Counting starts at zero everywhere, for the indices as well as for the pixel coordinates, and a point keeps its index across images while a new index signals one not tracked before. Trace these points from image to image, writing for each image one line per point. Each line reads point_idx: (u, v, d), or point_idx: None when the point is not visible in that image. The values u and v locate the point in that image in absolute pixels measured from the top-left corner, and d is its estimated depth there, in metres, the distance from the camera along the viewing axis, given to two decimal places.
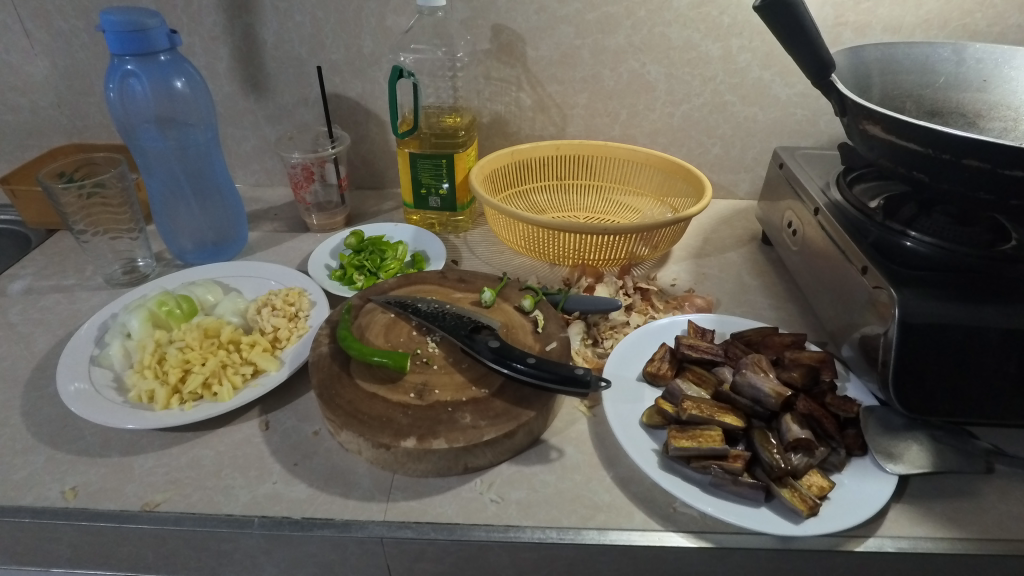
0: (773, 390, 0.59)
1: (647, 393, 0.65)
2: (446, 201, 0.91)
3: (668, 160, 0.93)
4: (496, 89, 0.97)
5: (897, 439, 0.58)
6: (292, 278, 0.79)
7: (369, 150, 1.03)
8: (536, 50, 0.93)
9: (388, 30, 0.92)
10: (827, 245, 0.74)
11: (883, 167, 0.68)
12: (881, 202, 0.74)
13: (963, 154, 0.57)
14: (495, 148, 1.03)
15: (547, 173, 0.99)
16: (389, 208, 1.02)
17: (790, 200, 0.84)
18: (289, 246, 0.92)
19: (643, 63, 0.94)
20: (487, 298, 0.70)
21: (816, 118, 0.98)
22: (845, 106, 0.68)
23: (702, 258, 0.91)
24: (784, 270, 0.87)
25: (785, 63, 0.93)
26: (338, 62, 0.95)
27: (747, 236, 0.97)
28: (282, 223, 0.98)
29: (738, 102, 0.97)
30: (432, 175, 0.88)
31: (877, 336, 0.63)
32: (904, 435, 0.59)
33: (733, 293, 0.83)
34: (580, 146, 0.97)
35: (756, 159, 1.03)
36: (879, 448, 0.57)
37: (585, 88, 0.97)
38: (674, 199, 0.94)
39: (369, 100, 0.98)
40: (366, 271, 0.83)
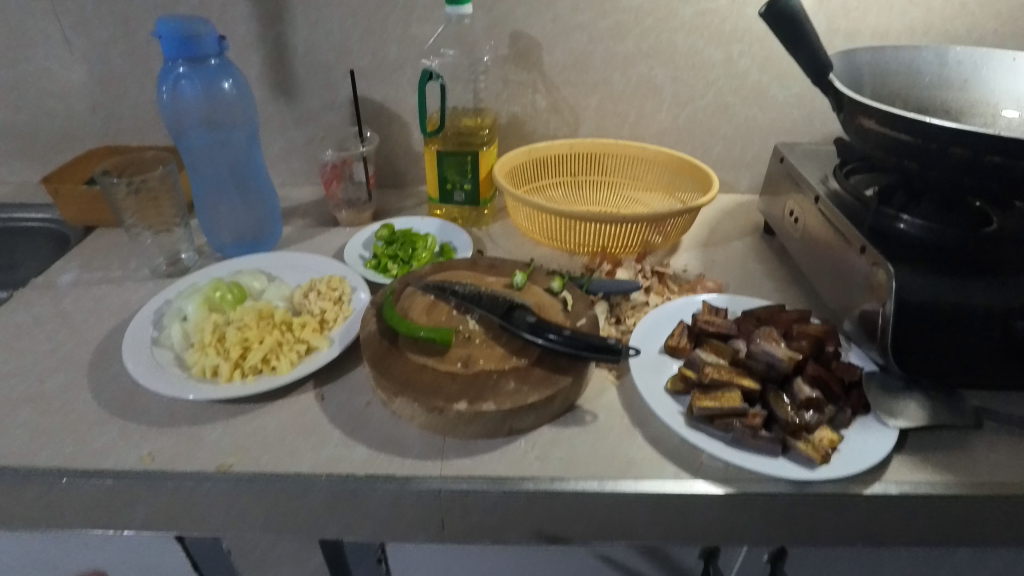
0: (785, 355, 0.65)
1: (669, 364, 0.71)
2: (469, 196, 0.97)
3: (675, 156, 1.00)
4: (513, 92, 1.03)
5: (897, 399, 0.65)
6: (330, 267, 0.85)
7: (391, 151, 1.09)
8: (551, 56, 1.00)
9: (413, 37, 0.98)
10: (827, 230, 0.81)
11: (877, 158, 0.75)
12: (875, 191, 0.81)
13: (948, 143, 0.64)
14: (511, 148, 1.09)
15: (561, 171, 1.06)
16: (412, 205, 1.08)
17: (792, 191, 0.91)
18: (322, 240, 0.97)
19: (651, 67, 1.01)
20: (518, 281, 0.76)
21: (811, 118, 1.05)
22: (841, 103, 0.75)
23: (709, 247, 0.98)
24: (786, 256, 0.94)
25: (782, 66, 1.00)
26: (365, 67, 1.01)
27: (749, 227, 1.04)
28: (312, 219, 1.03)
29: (739, 103, 1.04)
30: (457, 172, 0.94)
31: (874, 312, 0.70)
32: (903, 396, 0.66)
33: (740, 278, 0.90)
34: (593, 145, 1.04)
35: (755, 157, 1.10)
36: (881, 406, 0.64)
37: (597, 91, 1.03)
38: (682, 193, 1.00)
39: (393, 103, 1.04)
40: (398, 261, 0.88)
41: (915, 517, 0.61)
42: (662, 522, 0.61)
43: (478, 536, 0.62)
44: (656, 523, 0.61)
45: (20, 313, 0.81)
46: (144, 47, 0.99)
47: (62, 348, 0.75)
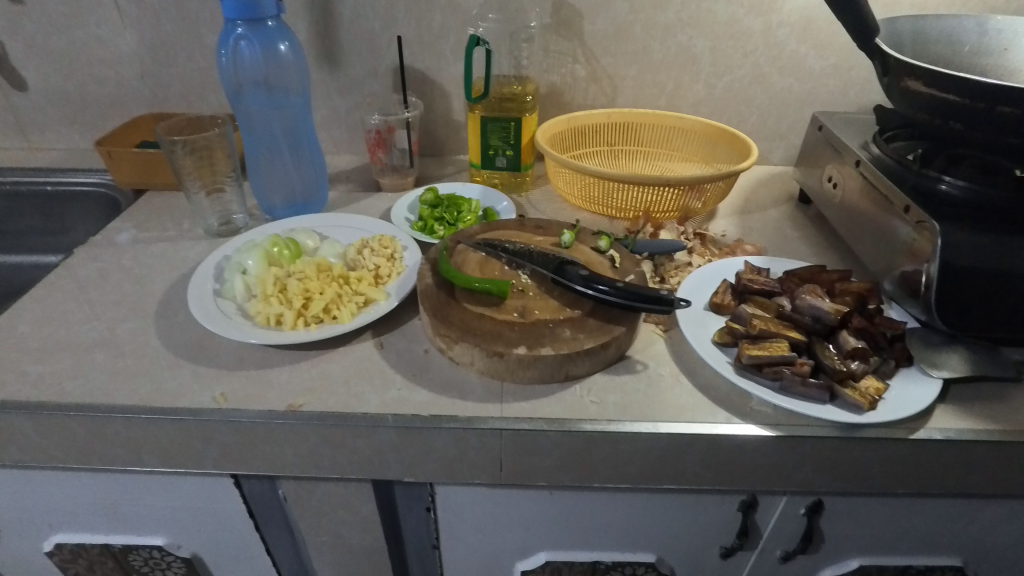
0: (832, 308, 0.67)
1: (715, 320, 0.73)
2: (511, 162, 0.99)
3: (712, 125, 1.01)
4: (553, 61, 1.05)
5: (939, 352, 0.67)
6: (380, 227, 0.87)
7: (432, 120, 1.11)
8: (592, 25, 1.01)
9: (457, 6, 0.99)
10: (868, 194, 0.83)
11: (921, 122, 0.77)
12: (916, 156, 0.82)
13: (995, 102, 0.66)
14: (549, 117, 1.11)
15: (599, 140, 1.08)
16: (451, 172, 1.10)
17: (831, 159, 0.93)
18: (367, 204, 0.99)
19: (690, 37, 1.02)
20: (567, 239, 0.78)
21: (847, 89, 1.06)
22: (888, 67, 0.76)
23: (746, 215, 1.00)
24: (823, 224, 0.96)
25: (821, 36, 1.01)
26: (408, 35, 1.03)
27: (784, 197, 1.06)
28: (355, 185, 1.05)
29: (776, 73, 1.05)
30: (500, 138, 0.96)
31: (917, 271, 0.71)
32: (944, 349, 0.68)
33: (778, 243, 0.92)
34: (631, 114, 1.06)
35: (790, 128, 1.11)
36: (924, 358, 0.66)
37: (636, 61, 1.05)
38: (719, 162, 1.02)
39: (435, 72, 1.06)
40: (444, 223, 0.91)
41: (956, 463, 0.63)
42: (712, 465, 0.64)
43: (535, 477, 0.65)
44: (706, 465, 0.64)
45: (84, 268, 0.84)
46: (194, 14, 1.01)
47: (128, 299, 0.78)
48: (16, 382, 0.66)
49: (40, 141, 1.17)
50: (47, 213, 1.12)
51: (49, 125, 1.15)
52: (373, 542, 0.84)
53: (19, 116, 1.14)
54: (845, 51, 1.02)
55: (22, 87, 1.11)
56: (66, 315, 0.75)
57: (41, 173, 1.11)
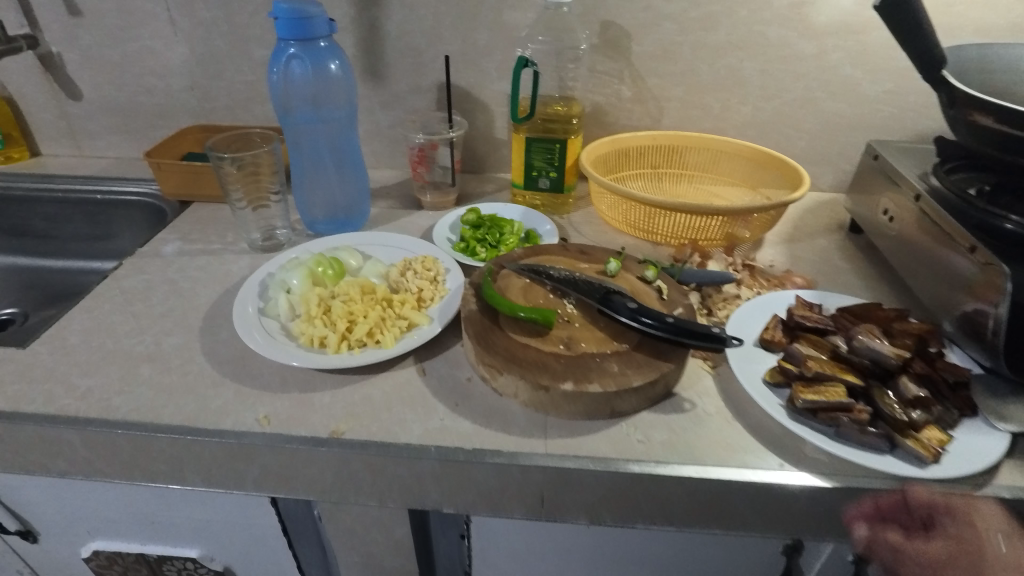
0: (891, 351, 0.64)
1: (766, 356, 0.71)
2: (554, 183, 0.98)
3: (759, 150, 0.99)
4: (598, 81, 1.04)
5: (1006, 401, 0.64)
6: (421, 246, 0.87)
7: (473, 137, 1.11)
8: (640, 45, 1.00)
9: (504, 24, 0.99)
10: (926, 230, 0.80)
11: (988, 157, 0.73)
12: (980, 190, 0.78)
13: None
14: (592, 137, 1.10)
15: (641, 162, 1.06)
16: (492, 190, 1.09)
17: (887, 190, 0.90)
18: (407, 221, 0.99)
19: (740, 59, 1.00)
20: (613, 268, 0.77)
21: (902, 116, 1.03)
22: (954, 100, 0.73)
23: (794, 243, 0.97)
24: (876, 255, 0.93)
25: (878, 61, 0.98)
26: (454, 53, 1.03)
27: (833, 225, 1.03)
28: (396, 200, 1.05)
29: (828, 97, 1.02)
30: (543, 159, 0.95)
31: (982, 315, 0.68)
32: (1011, 398, 0.64)
33: (828, 274, 0.89)
34: (676, 136, 1.04)
35: (840, 153, 1.08)
36: (990, 408, 0.62)
37: (683, 82, 1.03)
38: (767, 188, 1.00)
39: (479, 89, 1.06)
40: (487, 244, 0.90)
41: None
42: (762, 511, 0.61)
43: (576, 514, 0.63)
44: (756, 511, 0.61)
45: (131, 280, 0.85)
46: (244, 29, 1.03)
47: (174, 313, 0.78)
48: (65, 395, 0.67)
49: (91, 149, 1.20)
50: (94, 219, 1.14)
51: (100, 134, 1.18)
52: (405, 565, 0.83)
53: (71, 124, 1.17)
54: (902, 76, 0.99)
55: (75, 96, 1.13)
56: (113, 327, 0.76)
57: (91, 181, 1.14)
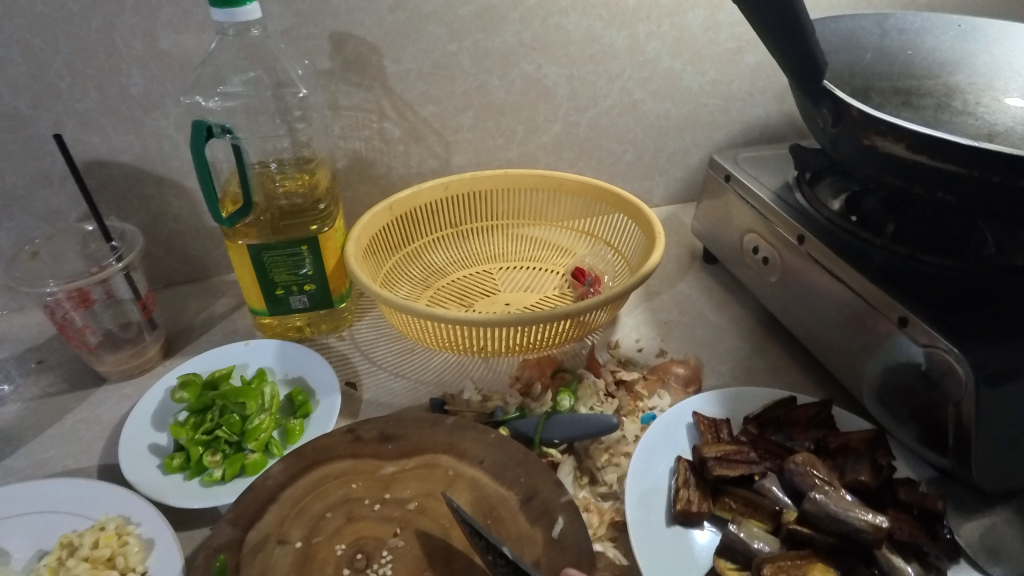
0: (867, 523, 0.46)
1: (692, 543, 0.49)
2: (316, 298, 0.63)
3: (586, 183, 0.74)
4: (348, 122, 0.69)
5: (972, 518, 0.50)
6: (96, 502, 0.48)
7: (171, 233, 0.69)
8: (397, 63, 0.67)
9: (166, 57, 0.59)
10: (825, 279, 0.61)
11: (863, 177, 0.58)
12: (846, 205, 0.65)
13: (994, 170, 0.46)
14: (360, 199, 0.75)
15: (439, 222, 0.76)
16: (224, 309, 0.70)
17: (750, 219, 0.70)
18: (78, 420, 0.58)
19: (538, 65, 0.72)
20: (566, 405, 0.55)
21: (729, 108, 0.84)
22: (842, 115, 0.54)
23: (653, 302, 0.75)
24: (743, 296, 0.75)
25: (697, 47, 0.77)
26: (90, 114, 0.60)
27: (686, 257, 0.83)
28: (56, 376, 0.62)
29: (650, 98, 0.79)
30: (288, 270, 0.60)
31: (944, 409, 0.51)
32: (983, 513, 0.50)
33: (708, 344, 0.69)
34: (474, 180, 0.74)
35: (670, 160, 0.87)
36: (972, 543, 0.48)
37: (469, 105, 0.73)
38: (604, 230, 0.76)
39: (155, 163, 0.64)
40: (221, 445, 0.54)
41: None
42: None
43: None
44: None
45: None
46: None
47: None
48: None
49: None
50: None
51: None
52: None
53: None
54: (724, 61, 0.79)
55: None
56: None
57: None
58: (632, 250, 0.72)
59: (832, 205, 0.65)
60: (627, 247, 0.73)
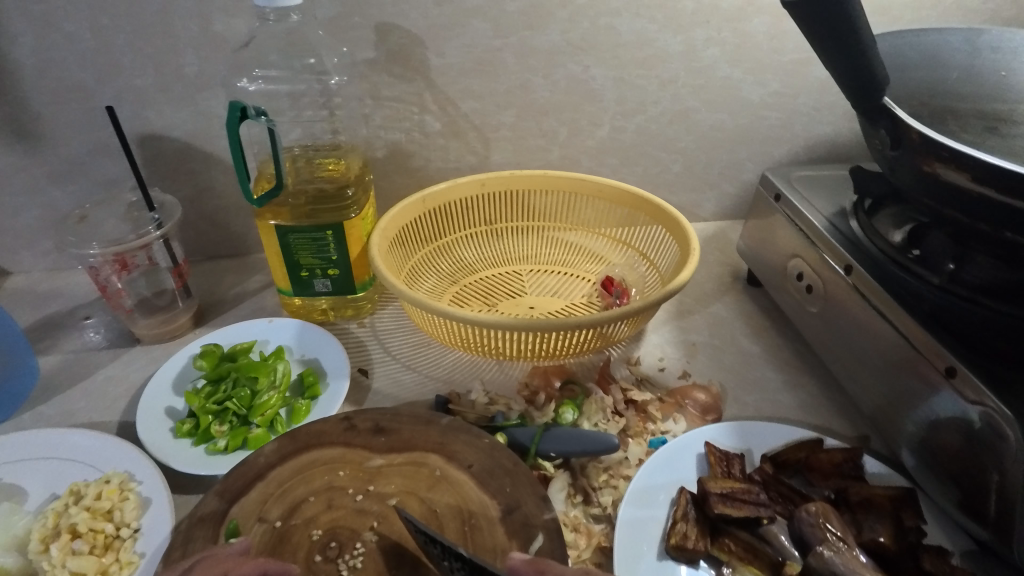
0: None
1: None
2: (338, 284, 0.64)
3: (625, 192, 0.72)
4: (389, 112, 0.69)
5: None
6: (108, 456, 0.51)
7: (216, 208, 0.72)
8: (440, 57, 0.67)
9: (218, 40, 0.61)
10: (869, 315, 0.56)
11: (924, 208, 0.52)
12: (906, 237, 0.59)
13: None
14: (397, 189, 0.76)
15: (473, 218, 0.75)
16: (257, 286, 0.73)
17: (796, 243, 0.65)
18: (109, 376, 0.61)
19: (585, 66, 0.70)
20: (569, 418, 0.53)
21: (791, 122, 0.78)
22: (901, 138, 0.49)
23: (683, 321, 0.71)
24: (783, 324, 0.71)
25: (759, 56, 0.72)
26: (148, 90, 0.63)
27: (727, 277, 0.78)
28: (98, 333, 0.66)
29: (703, 107, 0.76)
30: (312, 254, 0.61)
31: (987, 475, 0.45)
32: None
33: (735, 371, 0.65)
34: (511, 179, 0.73)
35: (722, 174, 0.82)
36: None
37: (511, 103, 0.72)
38: (640, 241, 0.73)
39: (204, 140, 0.67)
40: (229, 417, 0.55)
41: None
42: None
43: None
44: None
45: None
46: None
47: None
48: None
49: None
50: None
51: None
52: None
53: None
54: (789, 72, 0.74)
55: None
56: None
57: None
58: (666, 265, 0.69)
59: (889, 236, 0.60)
60: (662, 261, 0.70)
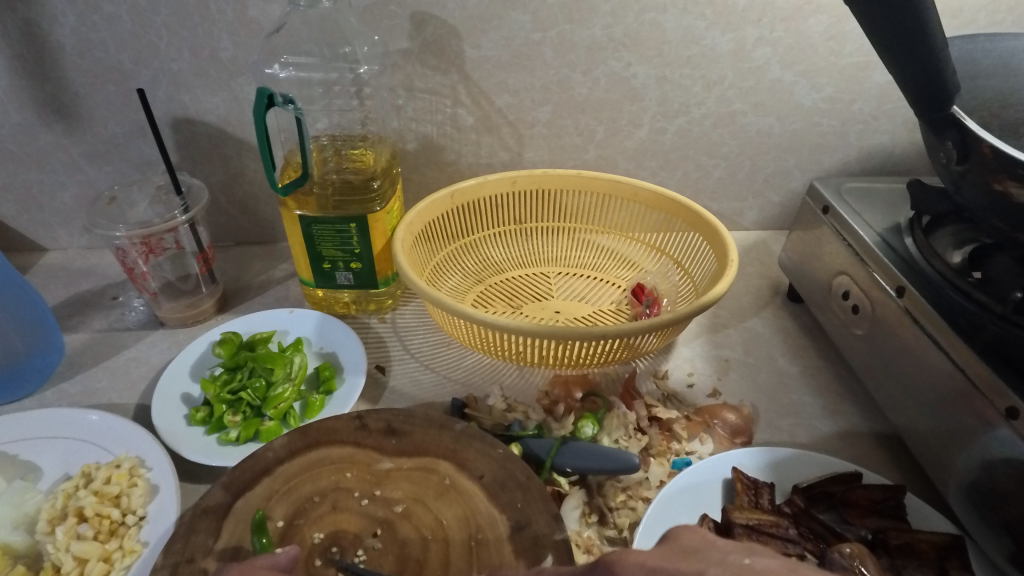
0: None
1: None
2: (361, 277, 0.63)
3: (662, 196, 0.68)
4: (422, 105, 0.68)
5: None
6: (121, 440, 0.51)
7: (246, 194, 0.72)
8: (476, 49, 0.65)
9: (253, 25, 0.60)
10: (921, 343, 0.52)
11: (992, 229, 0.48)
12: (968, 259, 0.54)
13: None
14: (427, 184, 0.74)
15: (503, 216, 0.73)
16: (282, 275, 0.72)
17: (843, 260, 0.61)
18: (132, 358, 0.62)
19: (627, 63, 0.67)
20: (588, 433, 0.51)
21: (844, 130, 0.74)
22: (970, 151, 0.45)
23: (717, 335, 0.68)
24: (824, 345, 0.67)
25: (814, 58, 0.68)
26: (183, 73, 0.63)
27: (767, 290, 0.74)
28: (125, 313, 0.67)
29: (751, 110, 0.72)
30: (336, 246, 0.60)
31: None
32: None
33: (769, 392, 0.61)
34: (543, 178, 0.71)
35: (767, 182, 0.79)
36: None
37: (548, 99, 0.69)
38: (675, 248, 0.70)
39: (236, 126, 0.67)
40: (243, 408, 0.55)
41: None
42: None
43: None
44: None
45: None
46: None
47: None
48: None
49: None
50: None
51: None
52: None
53: None
54: (846, 77, 0.69)
55: None
56: None
57: None
58: (701, 275, 0.65)
59: (949, 258, 0.55)
60: (697, 271, 0.66)
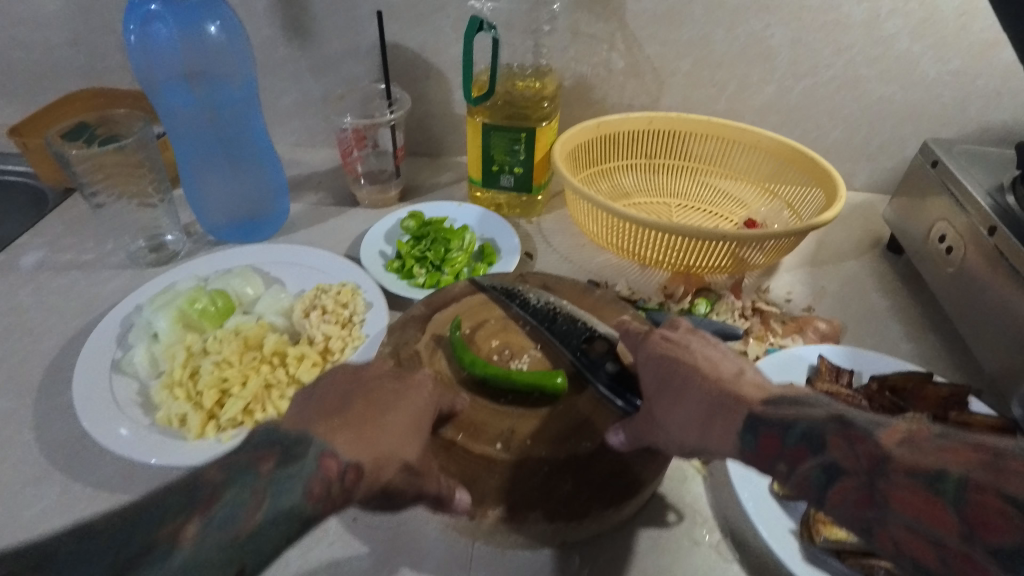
0: None
1: None
2: (519, 181, 0.77)
3: (783, 145, 0.78)
4: (583, 47, 0.81)
5: None
6: (342, 270, 0.68)
7: (427, 113, 0.88)
8: (637, 3, 0.77)
9: None
10: (1003, 274, 0.60)
11: None
12: None
13: None
14: (574, 118, 0.88)
15: (636, 150, 0.85)
16: (447, 181, 0.88)
17: (944, 208, 0.69)
18: (336, 225, 0.79)
19: (767, 24, 0.77)
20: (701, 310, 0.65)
21: (965, 104, 0.80)
22: None
23: (815, 269, 0.78)
24: (916, 288, 0.75)
25: (944, 32, 0.75)
26: (397, 7, 0.79)
27: (867, 241, 0.83)
28: (328, 194, 0.85)
29: (875, 77, 0.80)
30: (506, 152, 0.75)
31: None
32: None
33: (857, 317, 0.71)
34: (677, 120, 0.82)
35: (881, 147, 0.86)
36: None
37: (691, 52, 0.80)
38: (787, 192, 0.80)
39: (430, 54, 0.82)
40: (427, 264, 0.70)
41: None
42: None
43: None
44: None
45: None
46: None
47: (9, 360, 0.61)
48: None
49: None
50: None
51: None
52: None
53: None
54: (974, 52, 0.76)
55: None
56: None
57: None
58: (808, 214, 0.75)
59: None
60: (805, 211, 0.76)
